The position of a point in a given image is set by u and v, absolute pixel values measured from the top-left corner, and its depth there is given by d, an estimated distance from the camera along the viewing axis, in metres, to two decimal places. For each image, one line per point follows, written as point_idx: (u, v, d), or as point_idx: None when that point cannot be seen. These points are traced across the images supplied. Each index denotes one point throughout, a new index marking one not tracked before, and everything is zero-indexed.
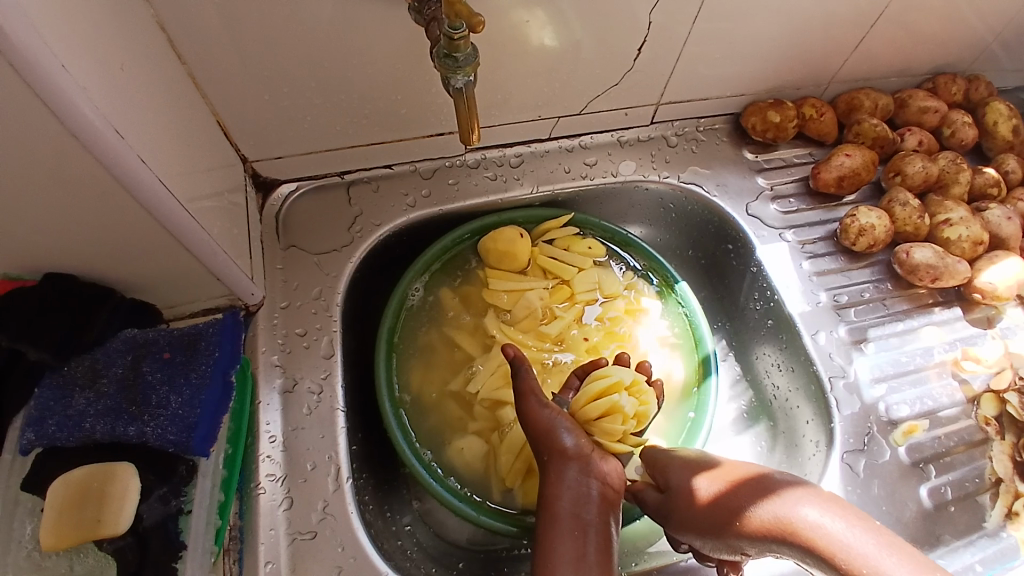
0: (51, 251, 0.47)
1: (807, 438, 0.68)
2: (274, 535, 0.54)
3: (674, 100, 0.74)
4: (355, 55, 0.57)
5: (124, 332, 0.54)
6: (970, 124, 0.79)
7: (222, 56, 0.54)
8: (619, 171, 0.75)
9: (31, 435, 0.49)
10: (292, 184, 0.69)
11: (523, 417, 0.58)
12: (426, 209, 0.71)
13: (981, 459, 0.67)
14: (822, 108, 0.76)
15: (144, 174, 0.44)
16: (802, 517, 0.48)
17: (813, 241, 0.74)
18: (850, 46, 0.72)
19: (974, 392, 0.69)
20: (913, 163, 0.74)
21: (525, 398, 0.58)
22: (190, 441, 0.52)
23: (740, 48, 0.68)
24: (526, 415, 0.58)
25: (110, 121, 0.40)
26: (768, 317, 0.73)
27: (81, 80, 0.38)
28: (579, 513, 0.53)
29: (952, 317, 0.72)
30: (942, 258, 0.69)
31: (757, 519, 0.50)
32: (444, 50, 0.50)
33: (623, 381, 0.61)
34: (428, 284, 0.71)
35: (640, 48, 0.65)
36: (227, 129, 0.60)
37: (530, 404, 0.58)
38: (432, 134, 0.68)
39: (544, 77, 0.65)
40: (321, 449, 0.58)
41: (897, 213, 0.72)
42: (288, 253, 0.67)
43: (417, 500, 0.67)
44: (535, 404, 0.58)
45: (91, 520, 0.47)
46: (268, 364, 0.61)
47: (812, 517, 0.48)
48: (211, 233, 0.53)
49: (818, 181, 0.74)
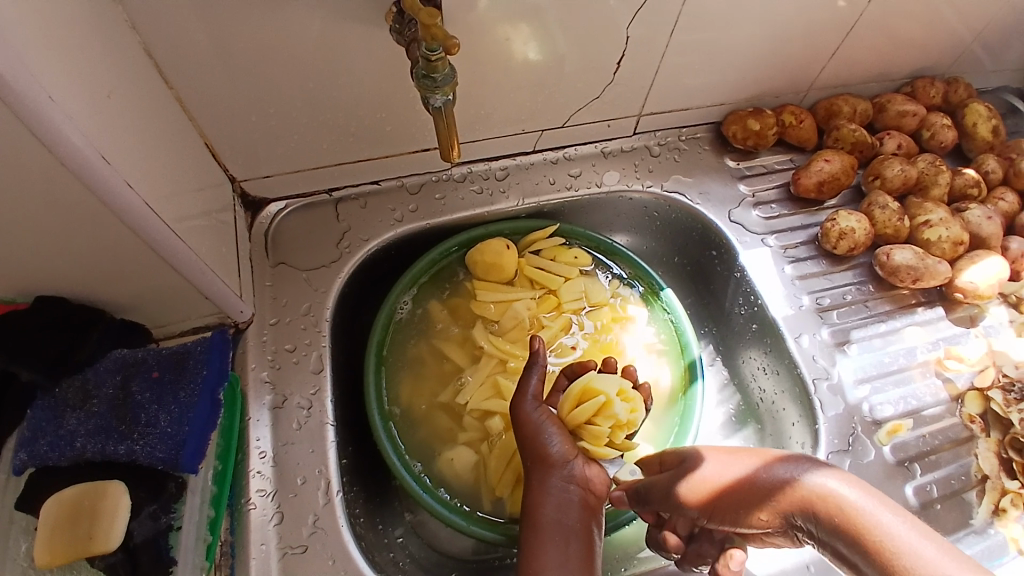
0: (41, 274, 0.48)
1: (793, 440, 0.69)
2: (264, 550, 0.55)
3: (655, 111, 0.75)
4: (340, 76, 0.58)
5: (114, 352, 0.54)
6: (949, 126, 0.80)
7: (209, 79, 0.55)
8: (603, 181, 0.76)
9: (23, 455, 0.50)
10: (281, 202, 0.70)
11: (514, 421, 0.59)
12: (413, 223, 0.72)
13: (967, 456, 0.67)
14: (802, 115, 0.77)
15: (132, 198, 0.45)
16: (817, 484, 0.47)
17: (795, 245, 0.75)
18: (827, 54, 0.73)
19: (958, 391, 0.70)
20: (892, 166, 0.75)
21: (522, 401, 0.59)
22: (178, 459, 0.53)
23: (718, 58, 0.69)
24: (516, 420, 0.59)
25: (97, 146, 0.42)
26: (753, 322, 0.74)
27: (68, 108, 0.39)
28: (563, 520, 0.54)
29: (934, 317, 0.73)
30: (922, 259, 0.70)
31: (770, 491, 0.49)
32: (422, 71, 0.51)
33: (610, 390, 0.60)
34: (417, 297, 0.72)
35: (619, 61, 0.66)
36: (216, 150, 0.62)
37: (524, 408, 0.59)
38: (417, 150, 0.70)
39: (526, 92, 0.67)
40: (311, 464, 0.59)
41: (877, 216, 0.73)
42: (278, 270, 0.68)
43: (409, 512, 0.67)
44: (529, 408, 0.59)
45: (85, 536, 0.47)
46: (257, 380, 0.62)
47: (833, 487, 0.46)
48: (199, 253, 0.54)
49: (799, 187, 0.76)
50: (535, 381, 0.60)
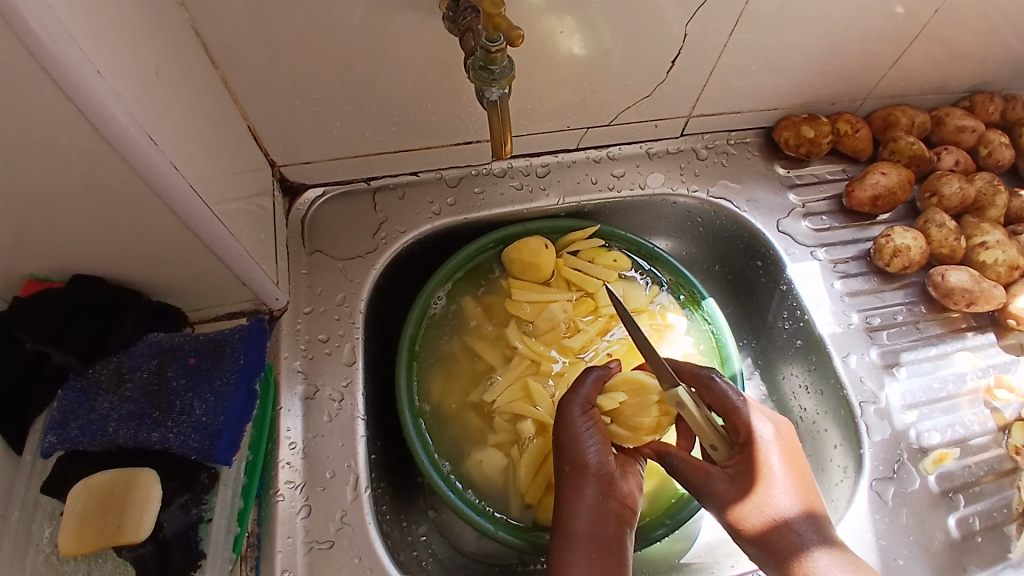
0: (81, 253, 0.47)
1: (834, 463, 0.67)
2: (291, 543, 0.54)
3: (705, 113, 0.72)
4: (386, 63, 0.57)
5: (149, 337, 0.53)
6: (1007, 144, 0.77)
7: (252, 60, 0.53)
8: (647, 183, 0.74)
9: (53, 439, 0.49)
10: (319, 189, 0.69)
11: (559, 417, 0.57)
12: (451, 217, 0.70)
13: (1009, 489, 0.64)
14: (858, 125, 0.74)
15: (176, 181, 0.43)
16: None
17: (845, 261, 0.72)
18: (887, 62, 0.70)
19: (1005, 420, 0.67)
20: (950, 183, 0.72)
21: (573, 399, 0.57)
22: (212, 450, 0.51)
23: (775, 60, 0.66)
24: (563, 417, 0.57)
25: (143, 126, 0.40)
26: (796, 337, 0.72)
27: (116, 85, 0.38)
28: (598, 535, 0.53)
29: (985, 343, 0.70)
30: (978, 282, 0.67)
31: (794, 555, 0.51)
32: (480, 62, 0.49)
33: (652, 383, 0.58)
34: (451, 293, 0.70)
35: (674, 59, 0.63)
36: (257, 133, 0.60)
37: (570, 404, 0.57)
38: (461, 142, 0.68)
39: (574, 87, 0.64)
40: (341, 458, 0.58)
41: (932, 234, 0.70)
42: (313, 258, 0.67)
43: (434, 510, 0.66)
44: (576, 407, 0.56)
45: (113, 526, 0.47)
46: (289, 370, 0.61)
47: None
48: (238, 237, 0.52)
49: (851, 200, 0.73)
50: (591, 384, 0.57)
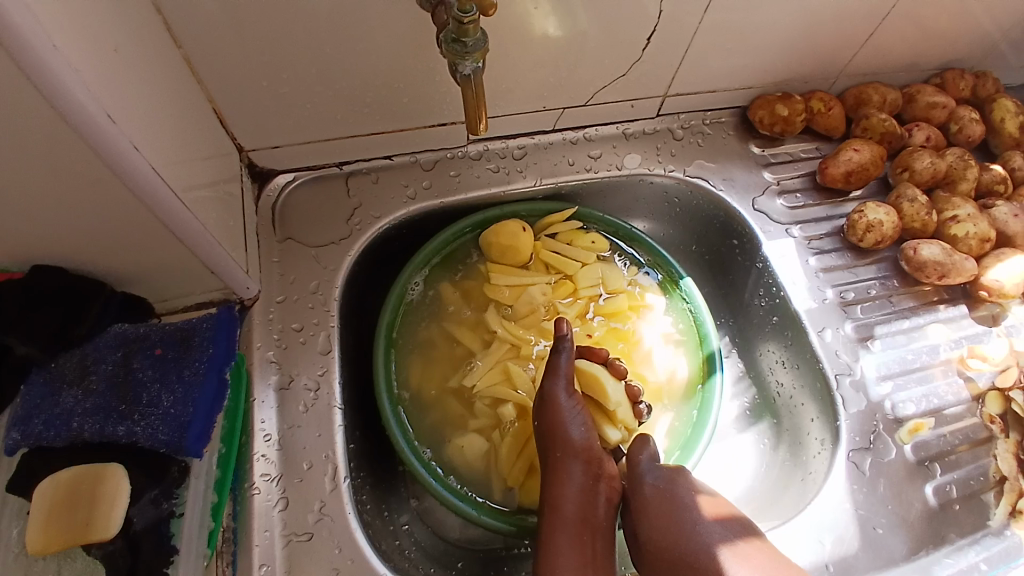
0: (41, 243, 0.45)
1: (811, 437, 0.68)
2: (269, 537, 0.53)
3: (681, 92, 0.72)
4: (356, 42, 0.55)
5: (114, 327, 0.52)
6: (978, 120, 0.77)
7: (217, 39, 0.52)
8: (624, 164, 0.73)
9: (17, 434, 0.48)
10: (290, 174, 0.67)
11: (543, 399, 0.58)
12: (426, 201, 0.69)
13: (985, 458, 0.66)
14: (831, 102, 0.74)
15: (139, 162, 0.42)
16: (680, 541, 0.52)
17: (819, 237, 0.73)
18: (862, 38, 0.70)
19: (979, 390, 0.68)
20: (922, 159, 0.72)
21: (554, 379, 0.58)
22: (182, 442, 0.50)
23: (752, 38, 0.66)
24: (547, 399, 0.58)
25: (103, 105, 0.38)
26: (773, 314, 0.72)
27: (73, 60, 0.36)
28: (589, 517, 0.55)
29: (957, 315, 0.71)
30: (950, 255, 0.68)
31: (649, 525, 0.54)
32: (452, 35, 0.48)
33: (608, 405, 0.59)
34: (428, 278, 0.69)
35: (650, 37, 0.63)
36: (223, 117, 0.58)
37: (554, 385, 0.58)
38: (435, 124, 0.66)
39: (550, 67, 0.63)
40: (318, 448, 0.57)
41: (904, 209, 0.71)
42: (285, 245, 0.66)
43: (415, 498, 0.66)
44: (561, 386, 0.58)
45: (80, 524, 0.45)
46: (262, 360, 0.60)
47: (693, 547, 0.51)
48: (205, 223, 0.51)
49: (825, 176, 0.73)
50: (566, 361, 0.59)
